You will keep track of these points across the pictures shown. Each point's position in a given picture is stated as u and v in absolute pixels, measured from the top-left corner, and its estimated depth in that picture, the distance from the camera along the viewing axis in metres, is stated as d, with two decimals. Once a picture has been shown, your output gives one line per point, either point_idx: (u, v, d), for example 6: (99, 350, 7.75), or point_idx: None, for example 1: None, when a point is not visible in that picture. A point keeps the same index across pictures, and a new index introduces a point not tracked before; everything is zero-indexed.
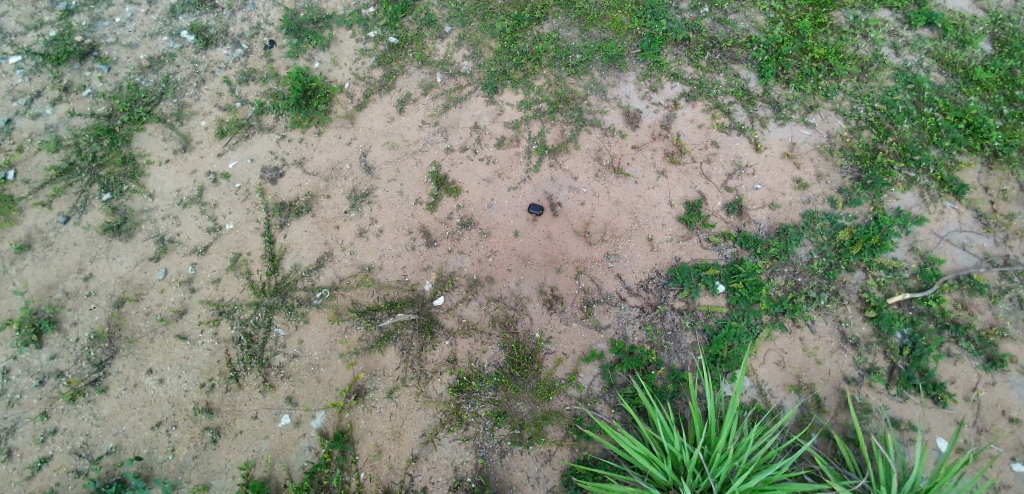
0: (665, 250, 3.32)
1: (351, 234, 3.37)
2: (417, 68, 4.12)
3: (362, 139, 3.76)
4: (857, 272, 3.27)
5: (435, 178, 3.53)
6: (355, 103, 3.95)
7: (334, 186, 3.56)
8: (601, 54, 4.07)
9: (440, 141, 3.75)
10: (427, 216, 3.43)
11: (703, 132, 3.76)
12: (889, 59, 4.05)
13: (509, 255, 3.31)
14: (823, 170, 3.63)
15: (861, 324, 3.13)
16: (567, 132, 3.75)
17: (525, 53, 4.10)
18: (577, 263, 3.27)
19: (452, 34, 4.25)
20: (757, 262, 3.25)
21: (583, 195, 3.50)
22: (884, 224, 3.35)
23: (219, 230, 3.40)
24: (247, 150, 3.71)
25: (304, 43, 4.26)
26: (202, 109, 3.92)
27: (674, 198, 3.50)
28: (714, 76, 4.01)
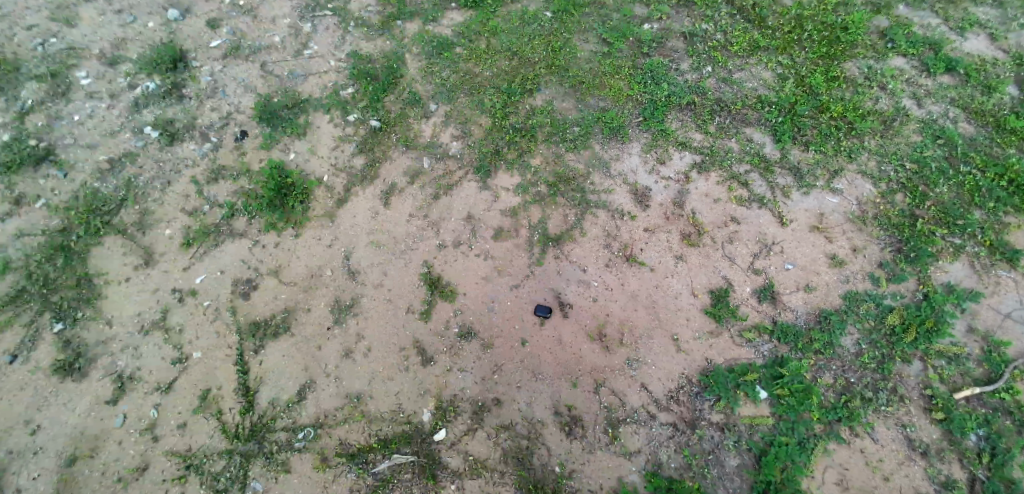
0: (692, 350, 2.95)
1: (336, 355, 3.02)
2: (402, 153, 3.80)
3: (344, 240, 3.44)
4: (914, 362, 2.88)
5: (427, 280, 3.22)
6: (336, 198, 3.63)
7: (315, 297, 3.22)
8: (600, 125, 3.78)
9: (432, 236, 3.42)
10: (421, 326, 3.09)
11: (721, 207, 3.46)
12: (913, 112, 3.80)
13: (517, 369, 2.96)
14: (859, 243, 3.29)
15: (929, 427, 2.72)
16: (570, 217, 3.43)
17: (518, 128, 3.80)
18: (596, 374, 2.92)
19: (438, 112, 3.97)
20: (801, 360, 2.88)
21: (595, 290, 3.16)
22: (936, 304, 3.00)
23: (185, 361, 3.05)
24: (216, 260, 3.40)
25: (279, 133, 3.95)
26: (166, 215, 3.60)
27: (697, 286, 3.14)
28: (726, 142, 3.75)
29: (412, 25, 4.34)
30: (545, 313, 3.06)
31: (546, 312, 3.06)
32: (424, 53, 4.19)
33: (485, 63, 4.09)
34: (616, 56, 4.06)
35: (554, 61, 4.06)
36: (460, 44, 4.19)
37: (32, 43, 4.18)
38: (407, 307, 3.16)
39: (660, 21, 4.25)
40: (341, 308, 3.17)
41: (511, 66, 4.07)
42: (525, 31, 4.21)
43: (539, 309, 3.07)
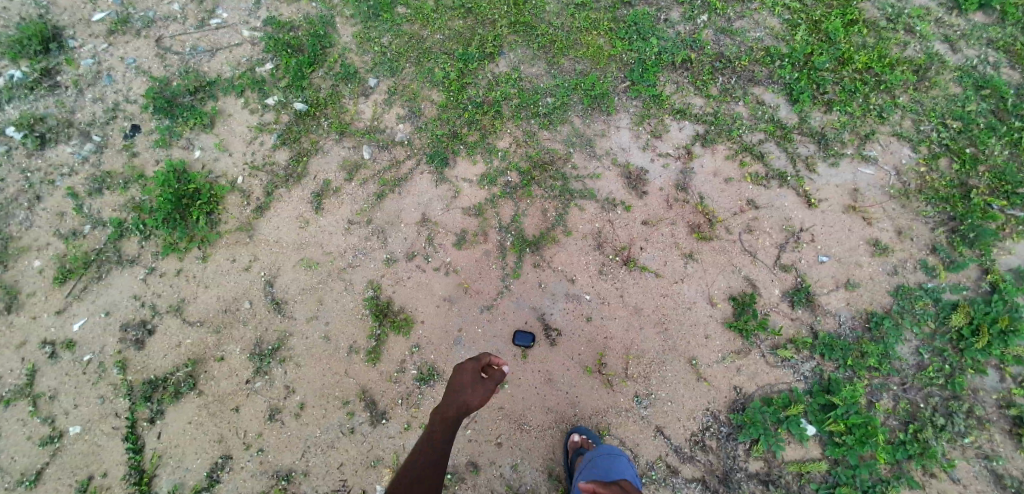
0: (714, 378, 2.38)
1: (258, 420, 2.43)
2: (336, 143, 3.04)
3: (266, 260, 2.71)
4: (990, 373, 2.36)
5: (375, 309, 2.54)
6: (254, 205, 2.87)
7: (233, 340, 2.54)
8: (580, 94, 3.06)
9: (378, 247, 2.71)
10: (366, 373, 2.47)
11: (734, 188, 2.78)
12: (947, 58, 3.14)
13: (500, 421, 2.41)
14: (904, 225, 2.68)
15: (1019, 458, 2.25)
16: (550, 213, 2.74)
17: (478, 104, 3.05)
18: (596, 419, 2.38)
19: (379, 88, 3.19)
20: (853, 382, 2.33)
21: (588, 306, 2.55)
22: (1008, 297, 2.43)
23: (58, 441, 2.43)
24: (102, 296, 2.66)
25: (180, 125, 3.13)
26: (35, 241, 2.81)
27: (715, 292, 2.52)
28: (731, 107, 3.04)
29: None
30: (527, 342, 2.47)
31: (529, 342, 2.46)
32: (357, 16, 3.33)
33: (432, 23, 3.27)
34: (592, 6, 3.27)
35: (517, 15, 3.25)
36: (402, 0, 3.32)
37: None
38: (352, 347, 2.51)
39: None
40: (259, 352, 2.50)
41: (466, 26, 3.26)
42: None
43: (519, 337, 2.47)
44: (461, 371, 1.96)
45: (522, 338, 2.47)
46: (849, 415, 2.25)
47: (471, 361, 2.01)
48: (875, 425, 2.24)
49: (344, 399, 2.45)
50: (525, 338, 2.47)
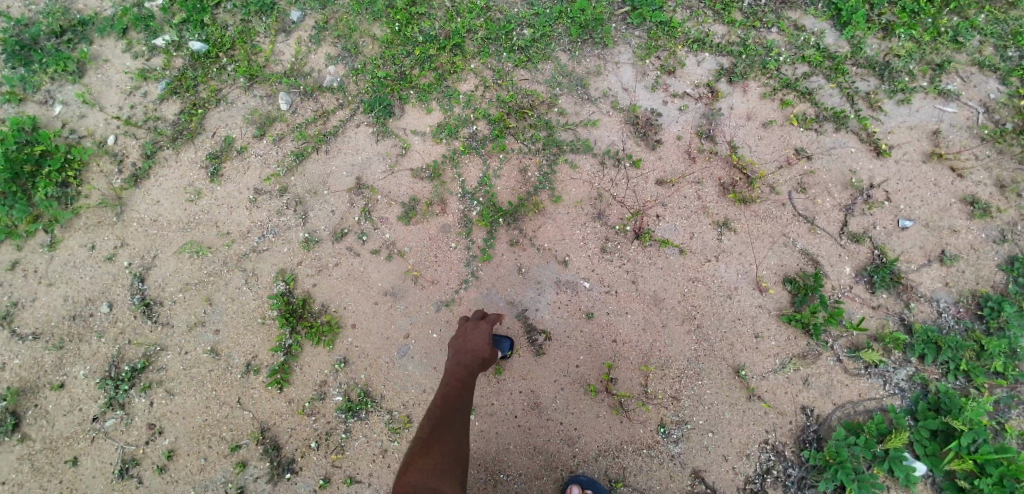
0: (771, 396, 1.73)
1: (103, 475, 1.73)
2: (243, 91, 2.26)
3: (138, 247, 1.96)
4: None
5: (284, 311, 1.84)
6: (125, 174, 2.11)
7: (78, 359, 1.82)
8: (566, 22, 2.27)
9: (295, 224, 1.97)
10: (274, 402, 1.79)
11: (777, 135, 2.07)
12: None
13: (474, 466, 1.75)
14: (1008, 177, 1.99)
15: None
16: (531, 172, 2.02)
17: (431, 37, 2.26)
18: (607, 458, 1.72)
19: (304, 24, 2.37)
20: (974, 396, 1.66)
21: (587, 298, 1.84)
22: None
23: None
24: None
25: (37, 74, 2.32)
26: None
27: (761, 274, 1.83)
28: (762, 35, 2.27)
29: None
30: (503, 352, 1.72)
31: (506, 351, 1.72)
32: None
33: None
34: None
35: None
36: None
37: None
38: (250, 365, 1.81)
39: None
40: (114, 376, 1.79)
41: None
42: None
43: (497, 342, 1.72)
44: (471, 326, 1.57)
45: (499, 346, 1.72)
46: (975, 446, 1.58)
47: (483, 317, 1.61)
48: (1019, 461, 1.57)
49: (233, 440, 1.76)
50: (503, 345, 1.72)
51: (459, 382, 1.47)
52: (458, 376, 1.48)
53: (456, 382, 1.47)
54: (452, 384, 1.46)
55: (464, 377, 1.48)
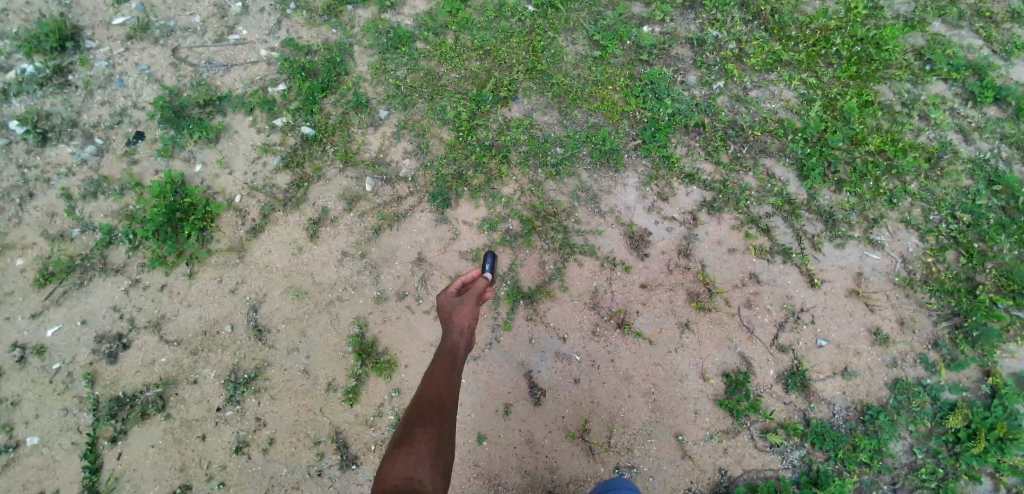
0: (698, 457, 2.34)
1: (224, 450, 2.35)
2: (339, 172, 2.99)
3: (254, 283, 2.65)
4: (983, 479, 2.28)
5: (358, 347, 2.50)
6: (248, 225, 2.82)
7: (210, 363, 2.46)
8: (590, 146, 3.01)
9: (369, 282, 2.66)
10: (344, 413, 2.43)
11: (736, 260, 2.72)
12: (960, 147, 3.19)
13: (479, 477, 2.37)
14: (908, 315, 2.60)
15: None
16: (548, 265, 2.69)
17: (486, 146, 3.01)
18: (576, 487, 2.34)
19: (388, 121, 3.15)
20: (843, 475, 2.27)
21: (577, 367, 2.48)
22: (1009, 404, 2.36)
23: (15, 449, 2.29)
24: (80, 304, 2.57)
25: (184, 137, 3.11)
26: (22, 239, 2.81)
27: (708, 367, 2.47)
28: (742, 177, 2.98)
29: (364, 10, 3.47)
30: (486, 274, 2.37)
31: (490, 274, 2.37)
32: (376, 46, 3.34)
33: (449, 61, 3.27)
34: (609, 62, 3.30)
35: (535, 63, 3.25)
36: (422, 36, 3.35)
37: None
38: (331, 384, 2.46)
39: (661, 22, 3.49)
40: (235, 380, 2.43)
41: (482, 67, 3.26)
42: (501, 25, 3.37)
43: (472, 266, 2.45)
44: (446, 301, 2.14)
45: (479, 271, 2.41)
46: None
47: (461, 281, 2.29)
48: None
49: (315, 438, 2.39)
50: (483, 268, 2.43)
51: (433, 388, 1.83)
52: (431, 380, 1.86)
53: (431, 388, 1.82)
54: (429, 390, 1.82)
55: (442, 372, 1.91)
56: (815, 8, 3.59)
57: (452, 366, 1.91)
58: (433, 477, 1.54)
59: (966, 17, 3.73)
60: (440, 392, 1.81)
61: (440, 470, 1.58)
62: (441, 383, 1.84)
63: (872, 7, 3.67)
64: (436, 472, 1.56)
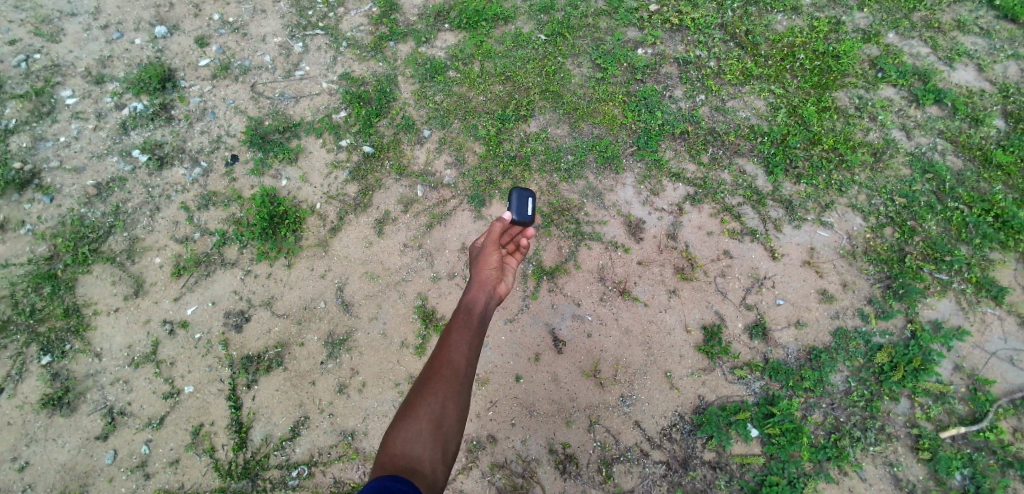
0: (683, 387, 3.02)
1: (330, 391, 3.12)
2: (395, 181, 3.76)
3: (337, 270, 3.45)
4: (901, 400, 2.94)
5: (422, 314, 3.28)
6: (328, 226, 3.61)
7: (312, 329, 3.27)
8: (595, 154, 3.75)
9: (426, 266, 3.45)
10: (415, 362, 3.19)
11: (713, 241, 3.44)
12: (902, 144, 3.74)
13: (514, 406, 3.02)
14: (849, 278, 3.30)
15: (915, 466, 2.81)
16: (564, 249, 3.42)
17: (512, 157, 3.76)
18: (591, 412, 2.98)
19: (431, 138, 3.89)
20: (791, 398, 2.95)
21: (588, 324, 3.20)
22: (924, 343, 3.04)
23: (177, 395, 3.11)
24: (209, 290, 3.40)
25: (271, 158, 3.86)
26: (156, 242, 3.57)
27: (690, 321, 3.20)
28: (719, 173, 3.67)
29: (404, 45, 4.24)
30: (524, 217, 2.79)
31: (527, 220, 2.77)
32: (416, 76, 4.09)
33: (477, 86, 4.01)
34: (609, 81, 4.02)
35: (548, 85, 4.00)
36: (453, 67, 4.09)
37: (14, 59, 4.19)
38: (404, 342, 3.23)
39: (652, 44, 4.17)
40: (333, 341, 3.24)
41: (504, 90, 4.00)
42: (518, 53, 4.12)
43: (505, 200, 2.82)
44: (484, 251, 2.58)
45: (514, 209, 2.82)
46: (784, 421, 2.86)
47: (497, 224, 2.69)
48: (802, 432, 2.84)
49: (395, 381, 3.14)
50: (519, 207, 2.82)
51: (444, 361, 2.09)
52: (443, 351, 2.13)
53: (442, 359, 2.09)
54: (440, 361, 2.09)
55: (455, 341, 2.17)
56: (784, 25, 4.24)
57: (465, 336, 2.18)
58: (432, 456, 1.83)
59: (916, 28, 4.17)
60: (449, 365, 2.07)
61: (438, 449, 1.86)
62: (451, 356, 2.10)
63: (834, 22, 4.21)
64: (434, 451, 1.85)
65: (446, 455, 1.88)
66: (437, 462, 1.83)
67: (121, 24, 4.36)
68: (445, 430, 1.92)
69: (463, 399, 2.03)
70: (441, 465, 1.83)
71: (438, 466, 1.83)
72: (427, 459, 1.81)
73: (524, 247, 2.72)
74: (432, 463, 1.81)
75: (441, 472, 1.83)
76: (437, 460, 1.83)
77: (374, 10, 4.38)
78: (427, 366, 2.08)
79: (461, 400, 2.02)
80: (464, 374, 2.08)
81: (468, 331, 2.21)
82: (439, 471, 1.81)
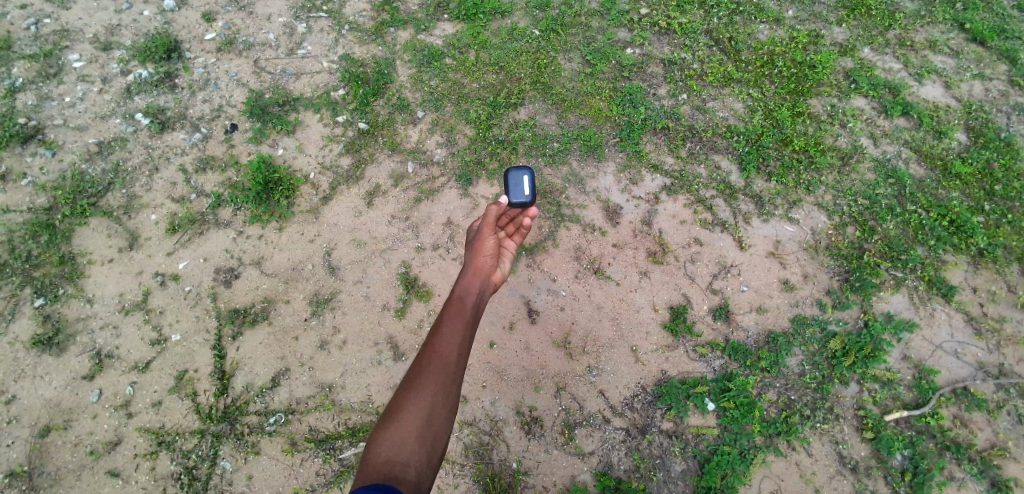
0: (647, 361, 3.24)
1: (311, 347, 3.29)
2: (387, 157, 3.89)
3: (326, 237, 3.60)
4: (851, 385, 3.16)
5: (404, 281, 3.44)
6: (320, 195, 3.75)
7: (299, 290, 3.43)
8: (579, 143, 3.90)
9: (411, 237, 3.61)
10: (395, 324, 3.36)
11: (686, 229, 3.62)
12: (868, 151, 3.91)
13: (487, 370, 3.23)
14: (811, 271, 3.49)
15: (859, 445, 3.04)
16: (544, 229, 3.58)
17: (501, 141, 3.92)
18: (558, 379, 3.20)
19: (425, 119, 4.03)
20: (748, 376, 3.16)
21: (562, 299, 3.39)
22: (875, 332, 3.24)
23: (163, 343, 3.28)
24: (201, 247, 3.55)
25: (268, 128, 3.98)
26: (153, 201, 3.69)
27: (658, 301, 3.39)
28: (695, 167, 3.84)
29: (404, 32, 4.39)
30: (524, 198, 2.93)
31: (527, 202, 2.83)
32: (413, 61, 4.24)
33: (472, 74, 4.17)
34: (598, 77, 4.18)
35: (539, 78, 4.16)
36: (450, 54, 4.25)
37: (24, 21, 4.30)
38: (386, 306, 3.39)
39: (641, 45, 4.34)
40: (319, 301, 3.40)
41: (498, 79, 4.17)
42: (513, 46, 4.29)
43: (505, 180, 2.96)
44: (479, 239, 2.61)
45: (514, 191, 2.94)
46: (738, 395, 3.09)
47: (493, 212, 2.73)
48: (753, 406, 3.06)
49: (375, 342, 3.31)
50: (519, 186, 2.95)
51: (433, 359, 2.07)
52: (432, 349, 2.10)
53: (431, 358, 2.07)
54: (429, 360, 2.07)
55: (445, 337, 2.15)
56: (766, 35, 4.39)
57: (455, 332, 2.16)
58: (418, 458, 1.81)
59: (891, 45, 4.34)
60: (438, 364, 2.05)
61: (425, 451, 1.84)
62: (442, 354, 2.08)
63: (814, 35, 4.37)
64: (421, 453, 1.83)
65: (432, 456, 1.86)
66: (423, 464, 1.81)
67: None
68: (433, 431, 1.90)
69: (451, 397, 2.01)
70: (427, 467, 1.81)
71: (424, 468, 1.81)
72: (413, 462, 1.79)
73: (524, 229, 2.75)
74: (418, 466, 1.79)
75: (428, 473, 1.81)
76: (423, 461, 1.81)
77: None
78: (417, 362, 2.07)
79: (449, 398, 2.00)
80: (453, 373, 2.06)
81: (459, 327, 2.19)
82: (426, 474, 1.79)
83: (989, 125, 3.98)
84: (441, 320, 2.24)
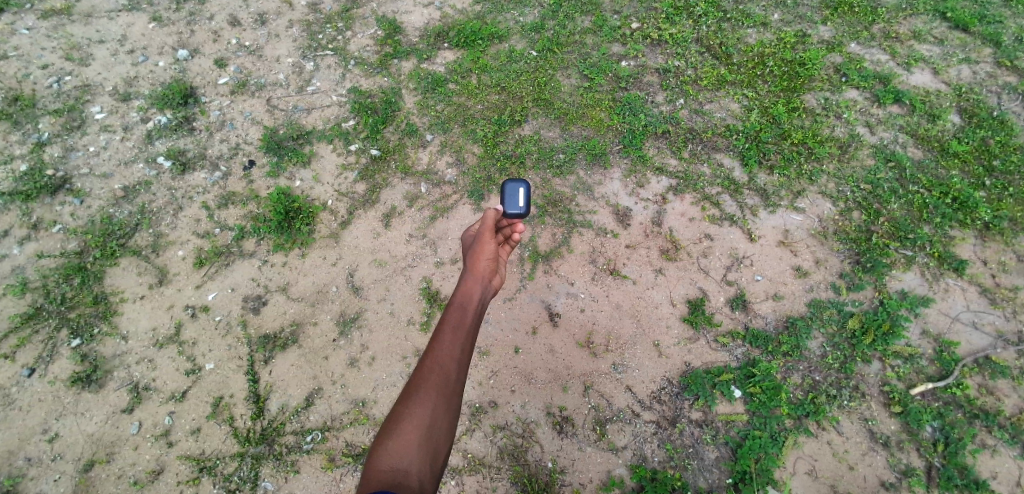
0: (670, 353, 3.32)
1: (342, 365, 3.39)
2: (401, 180, 4.03)
3: (348, 259, 3.73)
4: (873, 362, 3.22)
5: (427, 295, 3.57)
6: (339, 220, 3.88)
7: (326, 311, 3.56)
8: (584, 152, 4.03)
9: (430, 253, 3.72)
10: (420, 337, 3.46)
11: (695, 225, 3.72)
12: (866, 138, 4.01)
13: (514, 375, 3.31)
14: (821, 256, 3.57)
15: (888, 420, 3.07)
16: (558, 235, 3.69)
17: (508, 156, 4.05)
18: (585, 378, 3.28)
19: (433, 142, 4.18)
20: (771, 362, 3.23)
21: (581, 301, 3.49)
22: (891, 309, 3.30)
23: (198, 372, 3.38)
24: (229, 278, 3.69)
25: (283, 161, 4.13)
26: (179, 238, 3.84)
27: (676, 296, 3.49)
28: (699, 167, 3.95)
29: (407, 62, 4.60)
30: (518, 210, 2.75)
31: (520, 213, 2.73)
32: (418, 89, 4.43)
33: (475, 96, 4.35)
34: (596, 90, 4.35)
35: (540, 94, 4.33)
36: (453, 80, 4.43)
37: (47, 80, 4.53)
38: (411, 321, 3.51)
39: (635, 57, 4.52)
40: (346, 322, 3.52)
41: (500, 99, 4.33)
42: (512, 67, 4.48)
43: (501, 190, 2.80)
44: (479, 242, 2.54)
45: (509, 201, 2.77)
46: (763, 381, 3.16)
47: (491, 215, 2.66)
48: (779, 390, 3.12)
49: (403, 356, 3.41)
50: (515, 196, 2.76)
51: (435, 363, 1.98)
52: (434, 354, 2.01)
53: (433, 363, 1.97)
54: (430, 364, 1.98)
55: (446, 342, 2.06)
56: (754, 39, 4.58)
57: (457, 336, 2.07)
58: (421, 469, 1.71)
59: (877, 38, 4.52)
60: (439, 369, 1.96)
61: (427, 461, 1.75)
62: (442, 361, 1.98)
63: (801, 35, 4.55)
64: (423, 464, 1.73)
65: (435, 468, 1.77)
66: (426, 477, 1.71)
67: (147, 49, 4.72)
68: (435, 440, 1.81)
69: (454, 406, 1.93)
70: (430, 480, 1.72)
71: (427, 480, 1.71)
72: (416, 473, 1.69)
73: (517, 240, 2.66)
74: (421, 477, 1.69)
75: (431, 486, 1.72)
76: (426, 473, 1.71)
77: (379, 33, 4.77)
78: (416, 369, 1.97)
79: (452, 407, 1.91)
80: (455, 381, 1.96)
81: (461, 332, 2.10)
82: (428, 486, 1.70)
83: (980, 105, 4.10)
84: (442, 323, 2.14)
